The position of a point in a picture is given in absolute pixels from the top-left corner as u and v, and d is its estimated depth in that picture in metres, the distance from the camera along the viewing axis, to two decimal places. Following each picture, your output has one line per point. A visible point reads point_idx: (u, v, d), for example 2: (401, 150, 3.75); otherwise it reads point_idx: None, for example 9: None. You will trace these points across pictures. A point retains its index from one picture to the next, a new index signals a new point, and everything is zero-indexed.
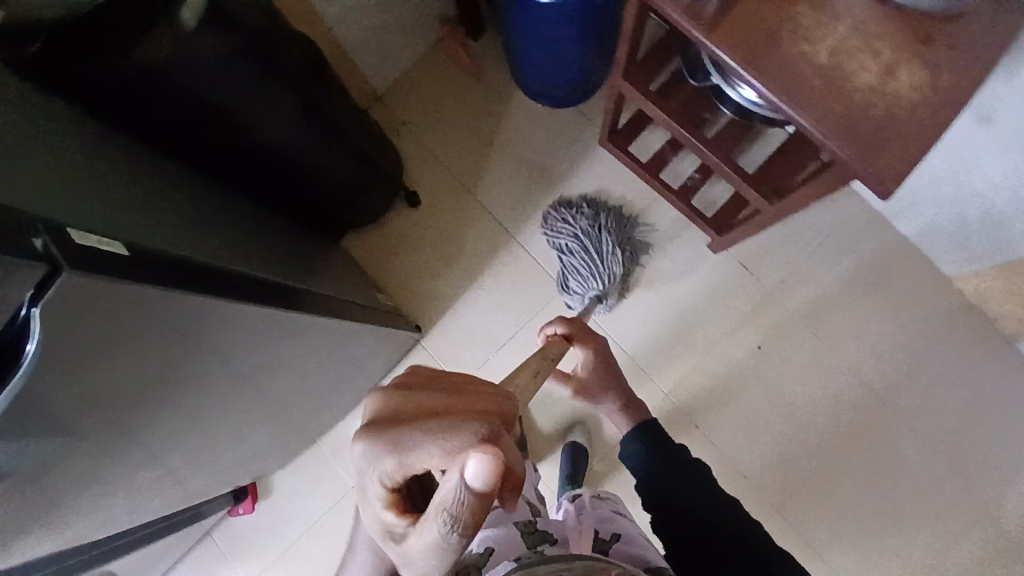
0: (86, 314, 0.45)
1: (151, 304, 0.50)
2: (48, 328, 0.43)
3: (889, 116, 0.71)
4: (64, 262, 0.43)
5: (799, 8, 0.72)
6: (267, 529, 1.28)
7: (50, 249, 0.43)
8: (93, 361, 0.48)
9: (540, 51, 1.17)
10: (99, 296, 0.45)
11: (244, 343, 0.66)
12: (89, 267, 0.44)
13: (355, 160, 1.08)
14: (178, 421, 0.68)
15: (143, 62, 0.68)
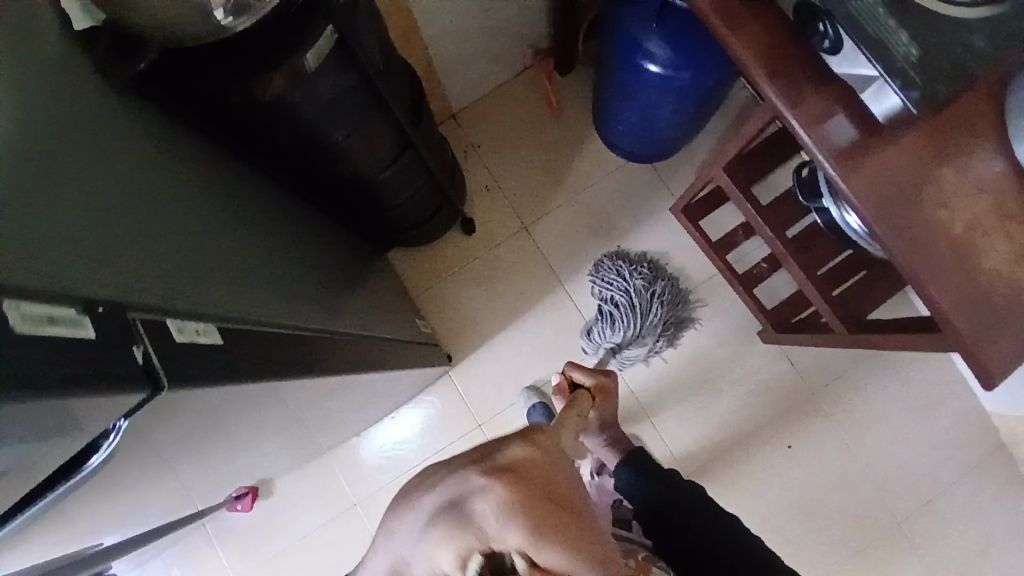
0: (160, 432, 0.40)
1: (222, 409, 0.45)
2: (121, 461, 0.37)
3: (1010, 305, 0.67)
4: (165, 380, 0.39)
5: (944, 170, 0.68)
6: (262, 528, 1.26)
7: (152, 363, 0.39)
8: (143, 478, 0.41)
9: (632, 107, 1.12)
10: (181, 410, 0.41)
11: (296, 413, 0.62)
12: (189, 376, 0.41)
13: (422, 189, 1.04)
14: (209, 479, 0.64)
15: (253, 95, 0.64)
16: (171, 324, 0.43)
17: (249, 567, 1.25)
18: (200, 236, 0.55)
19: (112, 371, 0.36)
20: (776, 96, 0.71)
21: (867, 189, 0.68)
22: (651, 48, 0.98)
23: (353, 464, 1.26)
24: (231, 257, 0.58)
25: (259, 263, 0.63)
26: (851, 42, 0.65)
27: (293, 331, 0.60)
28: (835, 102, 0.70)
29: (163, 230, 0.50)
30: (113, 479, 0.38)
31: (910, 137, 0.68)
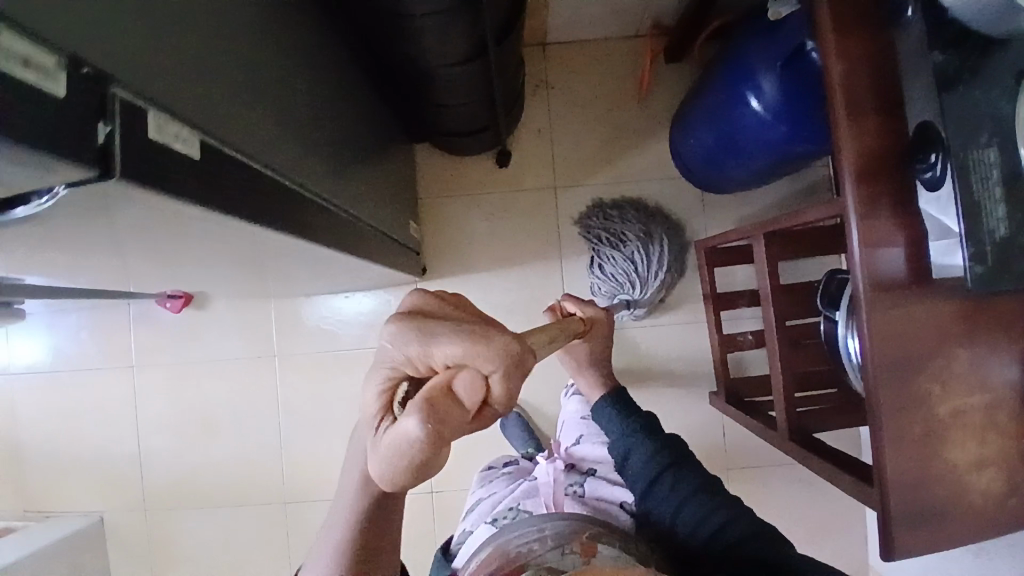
0: (92, 222, 0.40)
1: (165, 214, 0.43)
2: (60, 209, 0.36)
3: (949, 500, 0.66)
4: (116, 169, 0.36)
5: (958, 351, 0.66)
6: (183, 333, 1.25)
7: (113, 147, 0.36)
8: (71, 238, 0.41)
9: (713, 139, 1.07)
10: (114, 202, 0.38)
11: (238, 248, 0.59)
12: (140, 181, 0.38)
13: (479, 97, 0.98)
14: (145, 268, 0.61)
15: None
16: (151, 118, 0.40)
17: (155, 359, 1.26)
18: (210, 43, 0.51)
19: (70, 147, 0.33)
20: (853, 206, 0.67)
21: (881, 334, 0.66)
22: (762, 83, 0.90)
23: (288, 319, 1.25)
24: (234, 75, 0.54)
25: (266, 102, 0.59)
26: (952, 187, 0.61)
27: (266, 171, 0.57)
28: (904, 234, 0.66)
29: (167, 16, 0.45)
30: (51, 226, 0.38)
31: (952, 302, 0.66)
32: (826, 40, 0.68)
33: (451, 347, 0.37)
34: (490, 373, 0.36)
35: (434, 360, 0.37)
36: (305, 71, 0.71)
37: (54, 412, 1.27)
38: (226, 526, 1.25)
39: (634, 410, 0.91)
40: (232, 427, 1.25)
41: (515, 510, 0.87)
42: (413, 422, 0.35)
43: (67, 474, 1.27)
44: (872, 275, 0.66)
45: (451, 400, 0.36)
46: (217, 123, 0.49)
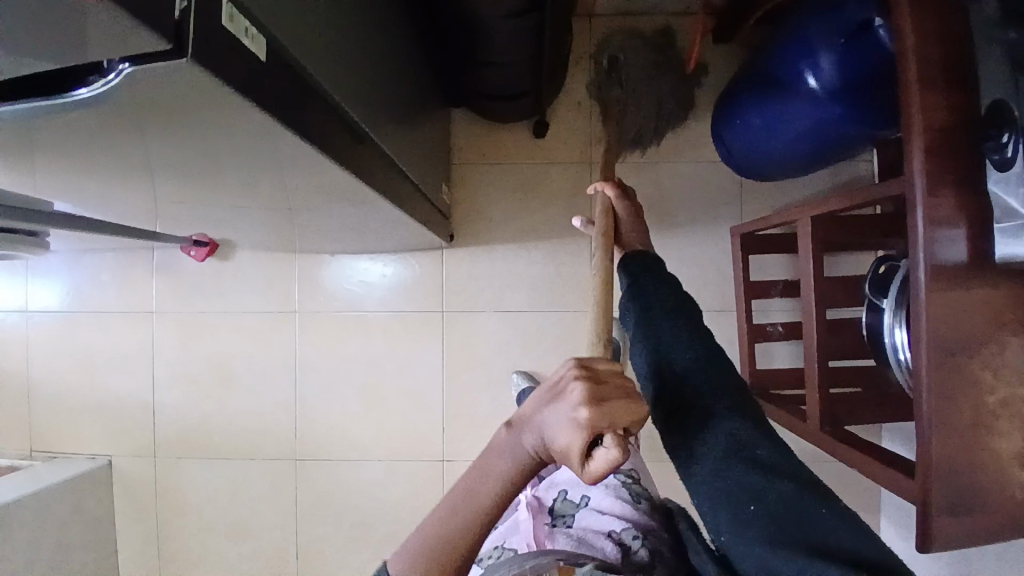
0: (158, 108, 0.38)
1: (228, 112, 0.42)
2: (127, 88, 0.35)
3: (990, 491, 0.64)
4: (188, 49, 0.34)
5: (1014, 339, 0.64)
6: (204, 283, 1.24)
7: (188, 25, 0.35)
8: (133, 125, 0.40)
9: (760, 120, 1.04)
10: (183, 86, 0.37)
11: (287, 173, 0.58)
12: (209, 66, 0.36)
13: (528, 57, 0.96)
14: (190, 192, 0.59)
15: None
16: (226, 6, 0.39)
17: (175, 307, 1.25)
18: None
19: (150, 11, 0.31)
20: (918, 183, 0.65)
21: (937, 315, 0.64)
22: (821, 61, 0.87)
23: (311, 276, 1.24)
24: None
25: (322, 25, 0.57)
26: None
27: (319, 94, 0.55)
28: (966, 216, 0.64)
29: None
30: (115, 107, 0.36)
31: (1011, 287, 0.63)
32: (902, 11, 0.66)
33: (617, 405, 0.46)
34: (643, 419, 0.46)
35: (605, 416, 0.45)
36: (360, 6, 0.70)
37: (69, 352, 1.26)
38: (232, 481, 1.24)
39: (649, 266, 0.79)
40: (246, 380, 1.24)
41: (500, 549, 0.74)
42: (615, 452, 0.44)
43: (78, 415, 1.26)
44: (934, 254, 0.64)
45: (626, 435, 0.46)
46: (282, 31, 0.48)
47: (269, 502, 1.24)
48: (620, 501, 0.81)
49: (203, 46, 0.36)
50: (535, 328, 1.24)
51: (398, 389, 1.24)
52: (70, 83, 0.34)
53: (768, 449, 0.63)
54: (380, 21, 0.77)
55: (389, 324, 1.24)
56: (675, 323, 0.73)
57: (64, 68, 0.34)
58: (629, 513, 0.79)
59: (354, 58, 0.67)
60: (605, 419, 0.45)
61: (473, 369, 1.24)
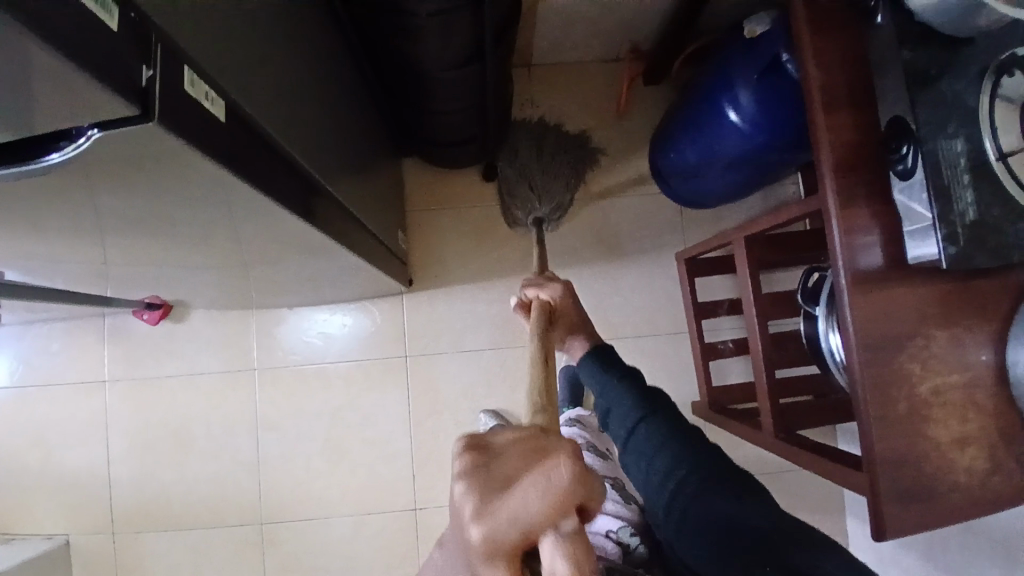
0: (120, 168, 0.40)
1: (187, 172, 0.44)
2: (94, 150, 0.37)
3: (934, 478, 0.69)
4: (153, 113, 0.37)
5: (937, 333, 0.69)
6: (158, 347, 1.21)
7: (153, 90, 0.37)
8: (94, 185, 0.42)
9: (692, 152, 1.12)
10: (146, 147, 0.39)
11: (245, 227, 0.60)
12: (173, 127, 0.39)
13: (473, 105, 1.01)
14: (148, 249, 0.60)
15: None
16: (185, 72, 0.41)
17: (127, 372, 1.21)
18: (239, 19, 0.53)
19: (118, 79, 0.34)
20: (831, 202, 0.71)
21: (865, 316, 0.69)
22: (741, 96, 0.96)
23: (270, 330, 1.23)
24: (254, 53, 0.55)
25: (278, 87, 0.61)
26: (921, 177, 0.65)
27: (276, 149, 0.58)
28: (879, 226, 0.70)
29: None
30: (82, 169, 0.39)
31: (926, 285, 0.69)
32: (804, 44, 0.72)
33: (545, 494, 0.33)
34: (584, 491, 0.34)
35: (533, 517, 0.33)
36: (312, 67, 0.73)
37: (14, 429, 1.19)
38: (195, 551, 1.19)
39: (611, 361, 0.89)
40: (206, 443, 1.21)
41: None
42: (562, 555, 0.33)
43: (26, 497, 1.18)
44: (855, 261, 0.70)
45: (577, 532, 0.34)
46: (239, 93, 0.50)
47: (237, 569, 1.19)
48: (614, 501, 0.84)
49: (165, 109, 0.38)
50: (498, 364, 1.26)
51: (364, 437, 1.23)
52: (39, 148, 0.37)
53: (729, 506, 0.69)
54: (330, 80, 0.81)
55: (351, 372, 1.25)
56: (647, 419, 0.80)
57: (27, 137, 0.36)
58: (622, 513, 0.83)
59: (307, 115, 0.70)
60: (538, 519, 0.33)
61: (439, 412, 1.25)
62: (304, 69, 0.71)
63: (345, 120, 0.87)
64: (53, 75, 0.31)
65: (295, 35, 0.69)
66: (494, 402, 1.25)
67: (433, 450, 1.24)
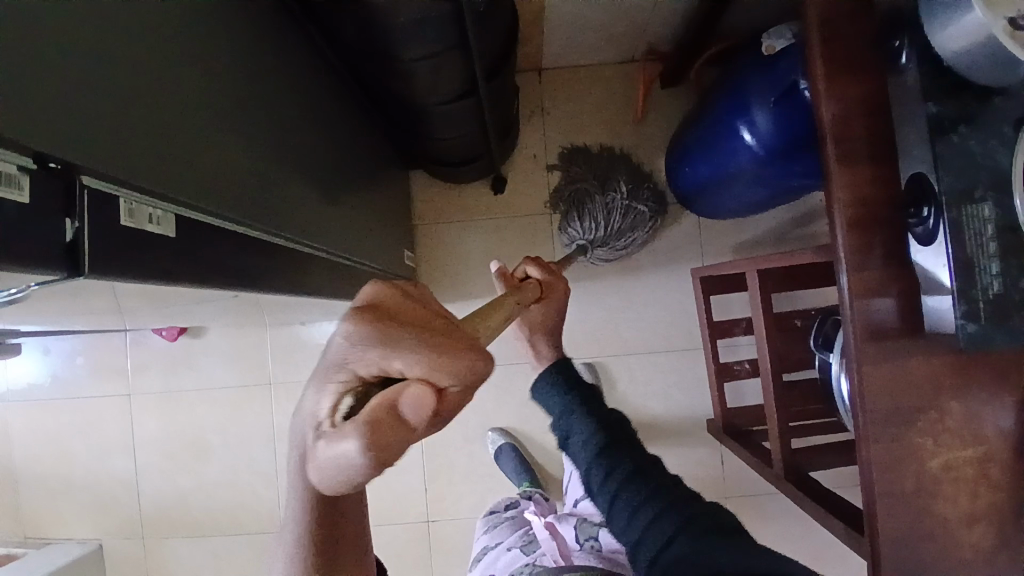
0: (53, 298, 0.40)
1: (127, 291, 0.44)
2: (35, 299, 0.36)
3: (940, 554, 0.65)
4: (84, 265, 0.37)
5: (951, 403, 0.65)
6: (177, 362, 1.26)
7: (81, 242, 0.36)
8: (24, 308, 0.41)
9: (706, 165, 1.06)
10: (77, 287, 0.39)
11: (214, 297, 0.59)
12: (111, 271, 0.38)
13: (474, 128, 0.98)
14: (122, 311, 0.61)
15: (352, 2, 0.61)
16: (123, 205, 0.40)
17: (150, 385, 1.26)
18: (204, 109, 0.51)
19: (36, 251, 0.34)
20: (844, 251, 0.66)
21: (872, 382, 0.65)
22: (756, 116, 0.89)
23: (283, 346, 1.25)
24: (229, 139, 0.54)
25: (259, 162, 0.59)
26: (944, 241, 0.60)
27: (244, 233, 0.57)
28: (897, 284, 0.65)
29: (159, 83, 0.45)
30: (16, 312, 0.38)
31: (941, 354, 0.65)
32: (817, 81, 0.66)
33: (417, 368, 0.29)
34: (458, 383, 0.29)
35: (392, 369, 0.29)
36: (294, 118, 0.71)
37: (50, 438, 1.27)
38: (219, 555, 1.26)
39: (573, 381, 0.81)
40: (225, 454, 1.25)
41: (530, 566, 0.80)
42: (396, 406, 0.27)
43: (65, 499, 1.27)
44: (865, 322, 0.65)
45: (407, 423, 0.27)
46: (214, 196, 0.50)
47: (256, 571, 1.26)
48: None
49: (95, 256, 0.37)
50: (508, 380, 1.25)
51: None
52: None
53: (726, 555, 0.63)
54: (319, 122, 0.79)
55: None
56: (603, 454, 0.74)
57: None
58: None
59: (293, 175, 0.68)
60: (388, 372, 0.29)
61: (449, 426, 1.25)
62: (288, 123, 0.69)
63: (337, 158, 0.84)
64: None
65: (280, 91, 0.67)
66: (503, 419, 1.25)
67: (443, 464, 1.25)
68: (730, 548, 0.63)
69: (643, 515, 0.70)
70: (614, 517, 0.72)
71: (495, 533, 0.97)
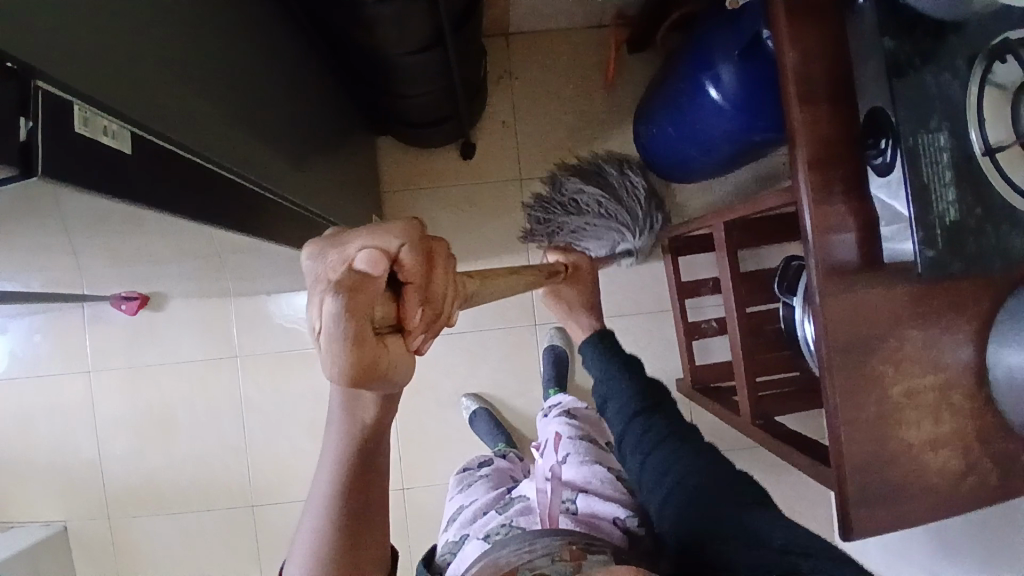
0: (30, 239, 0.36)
1: (108, 215, 0.40)
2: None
3: (904, 482, 0.68)
4: (39, 165, 0.33)
5: (911, 334, 0.68)
6: (140, 336, 1.22)
7: (35, 144, 0.34)
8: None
9: (673, 126, 1.07)
10: (46, 207, 0.35)
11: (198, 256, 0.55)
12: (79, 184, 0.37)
13: (441, 83, 0.97)
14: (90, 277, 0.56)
15: None
16: (77, 112, 0.39)
17: (110, 360, 1.22)
18: (157, 33, 0.49)
19: None
20: (807, 193, 0.68)
21: (835, 316, 0.67)
22: (721, 71, 0.91)
23: (251, 319, 1.22)
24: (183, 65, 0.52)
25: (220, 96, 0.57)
26: (901, 172, 0.62)
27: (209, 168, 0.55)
28: (856, 220, 0.67)
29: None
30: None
31: (900, 285, 0.67)
32: (779, 22, 0.68)
33: (361, 235, 0.33)
34: (403, 244, 0.34)
35: (341, 255, 0.33)
36: (257, 62, 0.69)
37: (3, 420, 1.22)
38: (189, 533, 1.24)
39: (621, 357, 0.92)
40: (193, 429, 1.23)
41: (507, 526, 0.77)
42: (361, 262, 0.32)
43: (23, 482, 1.23)
44: (828, 260, 0.67)
45: (365, 277, 0.32)
46: (167, 121, 0.48)
47: (230, 548, 1.24)
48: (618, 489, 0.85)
49: (55, 162, 0.35)
50: (481, 346, 1.25)
51: None
52: None
53: (747, 506, 0.66)
54: (282, 71, 0.77)
55: None
56: (641, 415, 0.83)
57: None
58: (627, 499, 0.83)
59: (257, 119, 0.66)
60: (340, 260, 0.33)
61: (423, 393, 1.25)
62: (252, 64, 0.67)
63: (302, 110, 0.83)
64: None
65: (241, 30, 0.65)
66: (477, 385, 1.25)
67: (419, 433, 1.24)
68: (752, 498, 0.68)
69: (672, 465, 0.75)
70: (646, 468, 0.78)
71: (467, 492, 0.97)
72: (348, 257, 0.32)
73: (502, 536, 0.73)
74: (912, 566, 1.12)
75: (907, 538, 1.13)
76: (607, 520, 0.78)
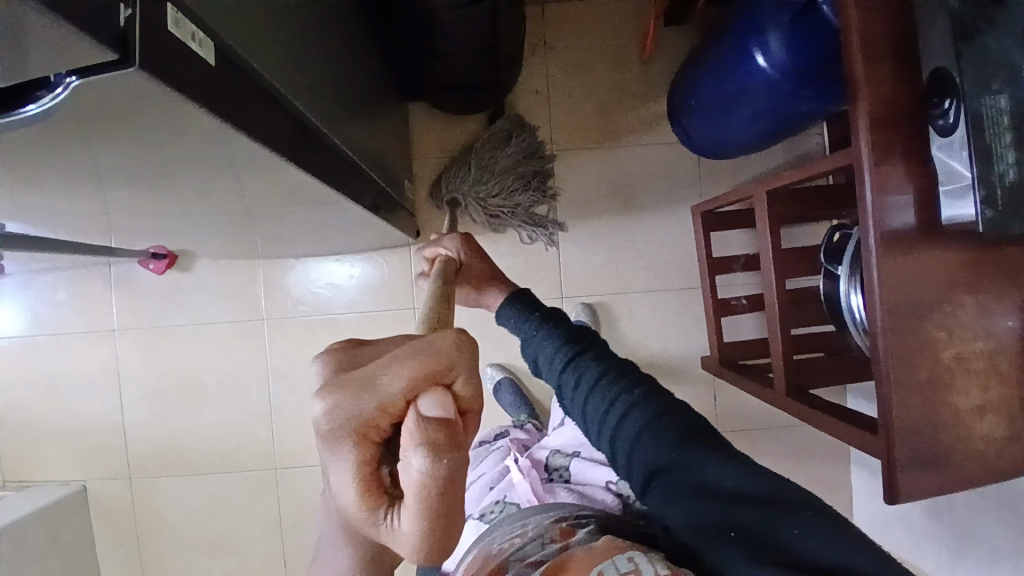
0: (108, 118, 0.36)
1: (188, 119, 0.40)
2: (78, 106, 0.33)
3: (951, 449, 0.67)
4: (138, 55, 0.33)
5: (964, 298, 0.67)
6: (165, 298, 1.21)
7: (136, 32, 0.33)
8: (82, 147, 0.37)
9: (714, 98, 1.06)
10: (132, 99, 0.35)
11: (261, 179, 0.56)
12: (173, 85, 0.36)
13: (482, 44, 0.96)
14: (152, 210, 0.56)
15: None
16: (170, 13, 0.37)
17: (135, 322, 1.22)
18: None
19: (97, 23, 0.30)
20: (867, 154, 0.67)
21: (891, 277, 0.67)
22: (768, 39, 0.90)
23: (279, 284, 1.22)
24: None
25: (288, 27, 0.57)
26: (964, 132, 0.62)
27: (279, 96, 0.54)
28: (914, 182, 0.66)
29: None
30: (79, 125, 0.35)
31: (957, 249, 0.67)
32: None
33: (404, 374, 0.33)
34: (461, 373, 0.34)
35: (388, 399, 0.32)
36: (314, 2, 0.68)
37: (27, 379, 1.22)
38: (211, 495, 1.23)
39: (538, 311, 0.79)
40: (217, 392, 1.22)
41: (502, 503, 0.85)
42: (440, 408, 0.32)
43: (46, 443, 1.22)
44: (886, 222, 0.67)
45: (446, 421, 0.32)
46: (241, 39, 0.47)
47: (253, 511, 1.24)
48: None
49: (153, 57, 0.34)
50: None
51: None
52: (14, 99, 0.32)
53: (695, 454, 0.65)
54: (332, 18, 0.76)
55: (358, 325, 1.23)
56: (573, 363, 0.73)
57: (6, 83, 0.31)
58: None
59: (311, 59, 0.65)
60: (386, 407, 0.32)
61: None
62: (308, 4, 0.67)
63: (350, 60, 0.82)
64: (40, 29, 0.28)
65: None
66: (503, 357, 1.25)
67: None
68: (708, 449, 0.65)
69: (617, 413, 0.70)
70: (591, 415, 0.72)
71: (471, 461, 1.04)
72: (419, 416, 0.32)
73: (498, 516, 0.81)
74: (937, 545, 1.12)
75: (933, 516, 1.13)
76: (598, 488, 0.86)
